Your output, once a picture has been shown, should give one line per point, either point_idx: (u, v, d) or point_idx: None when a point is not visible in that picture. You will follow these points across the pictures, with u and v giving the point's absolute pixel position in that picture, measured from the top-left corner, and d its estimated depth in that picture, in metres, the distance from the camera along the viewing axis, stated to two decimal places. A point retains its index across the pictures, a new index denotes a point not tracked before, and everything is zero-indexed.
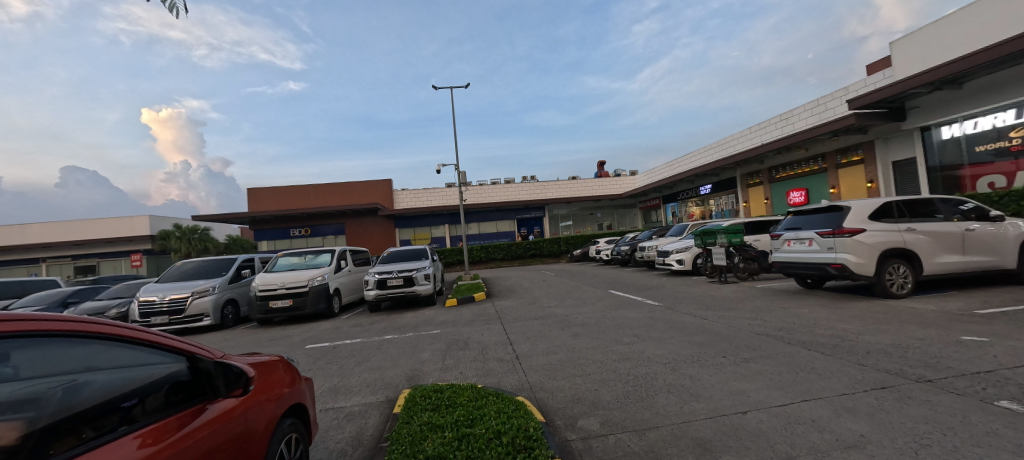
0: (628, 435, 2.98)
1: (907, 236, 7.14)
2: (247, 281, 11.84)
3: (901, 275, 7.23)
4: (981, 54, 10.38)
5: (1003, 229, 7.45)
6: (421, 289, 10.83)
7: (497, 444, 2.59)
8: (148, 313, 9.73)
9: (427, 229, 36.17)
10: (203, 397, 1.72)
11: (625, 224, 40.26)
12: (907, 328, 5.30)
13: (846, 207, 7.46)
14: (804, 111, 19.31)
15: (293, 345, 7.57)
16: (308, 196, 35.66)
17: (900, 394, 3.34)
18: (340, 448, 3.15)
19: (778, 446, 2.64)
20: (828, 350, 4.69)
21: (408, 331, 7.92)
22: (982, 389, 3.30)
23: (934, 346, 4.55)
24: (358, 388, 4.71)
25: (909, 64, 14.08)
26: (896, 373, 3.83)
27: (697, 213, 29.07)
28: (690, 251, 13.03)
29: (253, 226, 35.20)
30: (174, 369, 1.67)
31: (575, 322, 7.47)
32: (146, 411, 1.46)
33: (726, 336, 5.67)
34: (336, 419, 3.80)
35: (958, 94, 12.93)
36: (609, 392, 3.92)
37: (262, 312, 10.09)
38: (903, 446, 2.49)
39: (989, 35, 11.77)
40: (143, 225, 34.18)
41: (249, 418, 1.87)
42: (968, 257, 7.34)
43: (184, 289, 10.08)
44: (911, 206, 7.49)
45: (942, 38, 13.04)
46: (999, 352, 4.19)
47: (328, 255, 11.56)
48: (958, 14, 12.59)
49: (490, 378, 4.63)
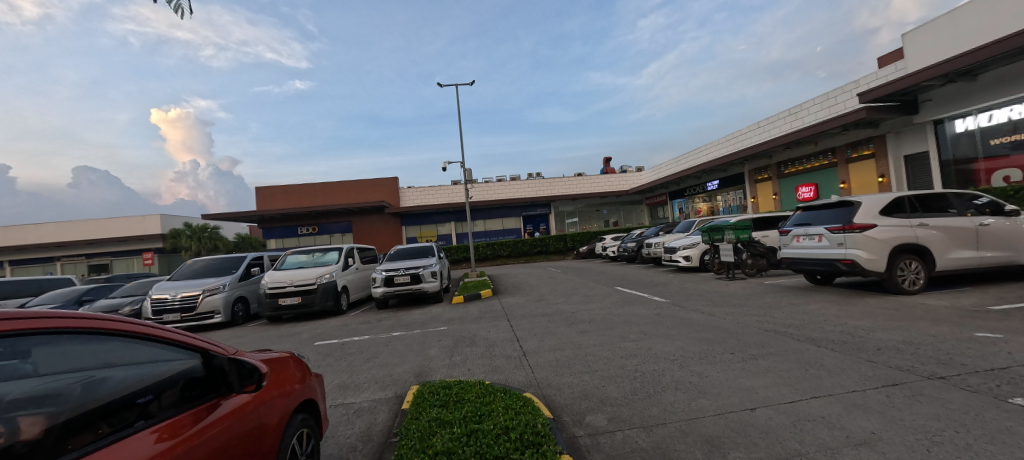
0: (636, 432, 2.99)
1: (919, 231, 7.04)
2: (256, 278, 11.99)
3: (913, 271, 7.12)
4: (996, 46, 10.13)
5: (1019, 223, 7.31)
6: (428, 286, 10.86)
7: (505, 439, 2.61)
8: (161, 310, 9.92)
9: (433, 227, 36.58)
10: (218, 394, 1.78)
11: (631, 221, 39.91)
12: (919, 325, 5.25)
13: (857, 202, 7.34)
14: (813, 105, 19.02)
15: (303, 342, 7.67)
16: (315, 194, 35.95)
17: (912, 391, 3.31)
18: (350, 442, 3.22)
19: (787, 443, 2.63)
20: (838, 347, 4.64)
21: (415, 328, 8.00)
22: (996, 386, 3.26)
23: (947, 342, 4.48)
24: (366, 384, 4.77)
25: (922, 56, 13.77)
26: (908, 370, 3.79)
27: (705, 208, 28.86)
28: (697, 248, 12.98)
29: (261, 225, 35.75)
30: (189, 365, 1.72)
31: (581, 318, 7.50)
32: (162, 407, 1.50)
33: (733, 333, 5.63)
34: (346, 414, 3.87)
35: (972, 86, 12.62)
36: (616, 388, 3.94)
37: (271, 309, 10.21)
38: (915, 444, 2.48)
39: (1002, 27, 11.53)
40: (155, 225, 34.82)
41: (262, 413, 1.91)
42: (983, 252, 7.20)
43: (195, 286, 10.26)
44: (924, 201, 7.37)
45: (956, 29, 12.73)
46: (1014, 348, 4.11)
47: (336, 253, 11.70)
48: (973, 4, 12.29)
49: (496, 375, 4.65)
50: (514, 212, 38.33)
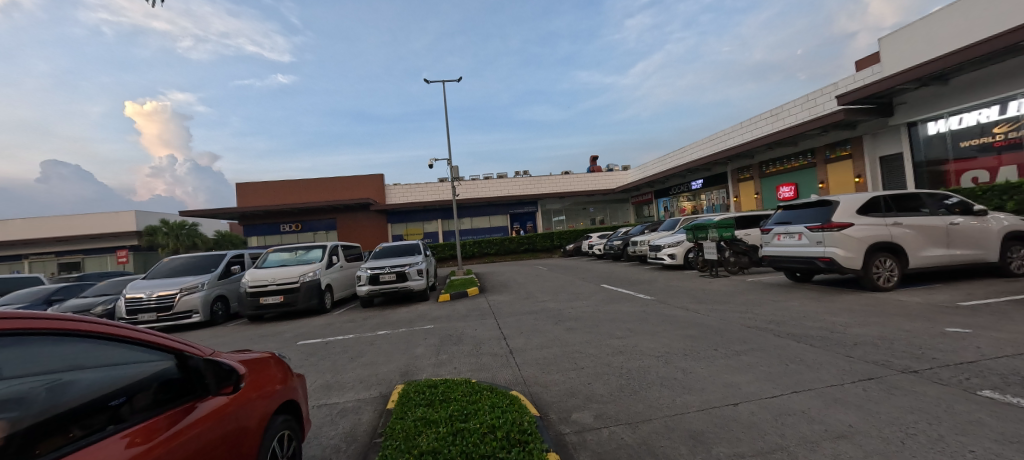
0: (622, 428, 3.00)
1: (893, 230, 7.28)
2: (237, 277, 11.65)
3: (887, 269, 7.37)
4: (966, 51, 10.55)
5: (987, 222, 7.63)
6: (414, 284, 10.73)
7: (491, 438, 2.59)
8: (135, 310, 9.55)
9: (420, 224, 36.28)
10: (194, 395, 1.69)
11: (617, 219, 40.27)
12: (894, 320, 5.43)
13: (835, 202, 7.54)
14: (794, 107, 19.51)
15: (286, 342, 7.49)
16: (299, 190, 35.21)
17: (887, 385, 3.41)
18: (333, 444, 3.14)
19: (768, 437, 2.68)
20: (817, 342, 4.77)
21: (401, 326, 7.90)
22: (966, 379, 3.39)
23: (920, 337, 4.65)
24: (351, 384, 4.67)
25: (897, 61, 14.29)
26: (883, 364, 3.91)
27: (689, 207, 29.35)
28: (681, 246, 13.17)
29: (242, 222, 34.82)
30: (163, 367, 1.63)
31: (568, 316, 7.53)
32: (135, 410, 1.43)
33: (718, 329, 5.72)
34: (330, 415, 3.78)
35: (944, 91, 13.13)
36: (603, 386, 3.95)
37: (252, 308, 9.94)
38: (890, 436, 2.55)
39: (973, 34, 12.02)
40: (130, 221, 33.49)
41: (241, 415, 1.83)
42: (953, 249, 7.49)
43: (172, 285, 9.89)
44: (898, 201, 7.64)
45: (929, 35, 13.24)
46: (982, 343, 4.29)
47: (320, 250, 11.46)
48: (945, 11, 12.79)
49: (484, 373, 4.62)
50: (502, 210, 38.29)
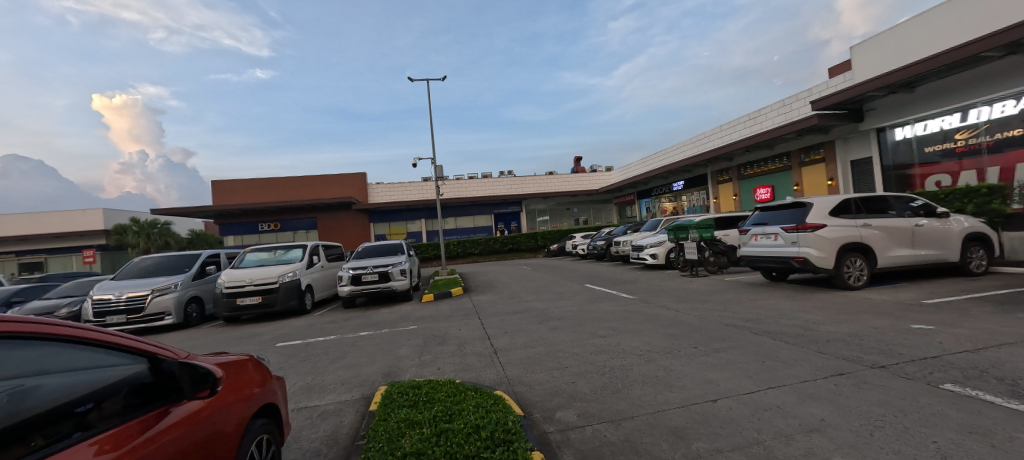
0: (605, 426, 3.02)
1: (863, 231, 7.59)
2: (212, 277, 11.25)
3: (858, 268, 7.67)
4: (930, 61, 11.10)
5: (948, 224, 8.04)
6: (397, 285, 10.59)
7: (476, 438, 2.57)
8: (102, 312, 9.10)
9: (403, 224, 35.85)
10: (167, 400, 1.61)
11: (601, 219, 40.71)
12: (864, 318, 5.65)
13: (809, 203, 7.81)
14: (771, 111, 20.15)
15: (264, 344, 7.27)
16: (278, 188, 34.30)
17: (858, 379, 3.55)
18: (314, 447, 3.06)
19: (746, 431, 2.74)
20: (792, 339, 4.92)
21: (384, 327, 7.77)
22: (929, 373, 3.55)
23: (889, 333, 4.85)
24: (332, 386, 4.57)
25: (867, 68, 14.93)
26: (854, 359, 4.06)
27: (670, 207, 29.90)
28: (663, 246, 13.41)
29: (218, 221, 33.71)
30: (134, 371, 1.54)
31: (553, 315, 7.56)
32: (103, 416, 1.35)
33: (698, 327, 5.85)
34: (310, 418, 3.68)
35: (910, 98, 13.78)
36: (587, 384, 3.97)
37: (229, 309, 9.62)
38: (860, 428, 2.65)
39: (936, 45, 12.67)
40: (97, 219, 31.99)
41: (218, 419, 1.76)
42: (918, 250, 7.86)
43: (142, 286, 9.47)
44: (867, 203, 7.96)
45: (897, 44, 13.88)
46: (944, 338, 4.51)
47: (300, 250, 11.19)
48: (911, 22, 13.44)
49: (468, 374, 4.59)
50: (486, 210, 38.23)
